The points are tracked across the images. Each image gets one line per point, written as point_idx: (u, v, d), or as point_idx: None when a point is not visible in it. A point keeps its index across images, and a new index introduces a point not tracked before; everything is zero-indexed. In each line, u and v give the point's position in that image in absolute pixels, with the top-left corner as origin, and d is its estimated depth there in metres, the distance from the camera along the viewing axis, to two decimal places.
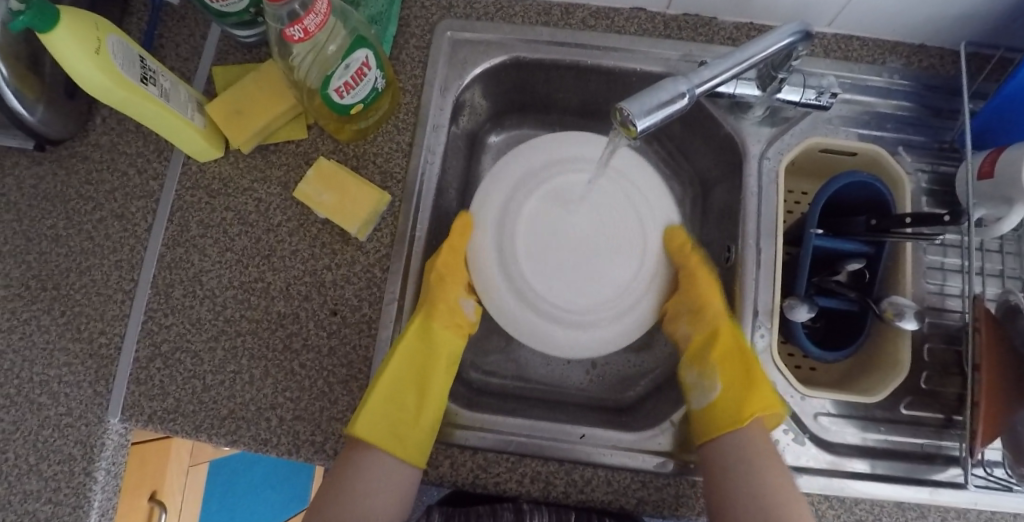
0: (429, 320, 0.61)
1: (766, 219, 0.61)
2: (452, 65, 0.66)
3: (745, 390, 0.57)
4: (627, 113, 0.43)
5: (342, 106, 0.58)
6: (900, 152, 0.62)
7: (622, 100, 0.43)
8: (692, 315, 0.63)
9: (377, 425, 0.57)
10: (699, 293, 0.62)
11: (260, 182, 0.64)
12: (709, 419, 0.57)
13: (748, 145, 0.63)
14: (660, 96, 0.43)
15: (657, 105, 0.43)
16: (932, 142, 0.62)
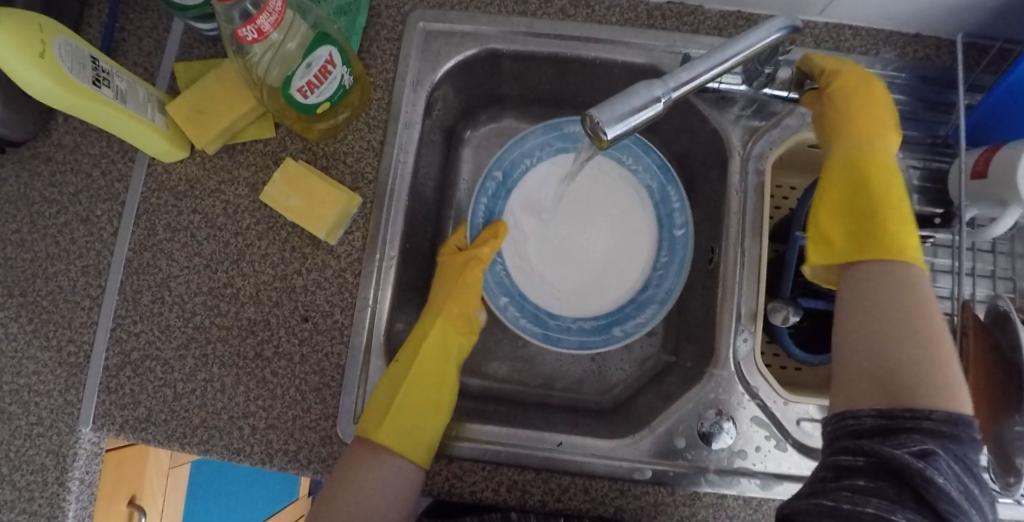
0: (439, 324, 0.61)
1: (751, 218, 0.59)
2: (425, 58, 0.63)
3: (874, 224, 0.51)
4: (597, 119, 0.40)
5: (308, 105, 0.56)
6: None
7: (592, 107, 0.40)
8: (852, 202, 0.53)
9: (391, 426, 0.55)
10: (867, 144, 0.54)
11: (227, 183, 0.61)
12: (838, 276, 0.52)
13: (733, 141, 0.60)
14: (632, 102, 0.41)
15: (629, 111, 0.41)
16: (925, 137, 0.60)
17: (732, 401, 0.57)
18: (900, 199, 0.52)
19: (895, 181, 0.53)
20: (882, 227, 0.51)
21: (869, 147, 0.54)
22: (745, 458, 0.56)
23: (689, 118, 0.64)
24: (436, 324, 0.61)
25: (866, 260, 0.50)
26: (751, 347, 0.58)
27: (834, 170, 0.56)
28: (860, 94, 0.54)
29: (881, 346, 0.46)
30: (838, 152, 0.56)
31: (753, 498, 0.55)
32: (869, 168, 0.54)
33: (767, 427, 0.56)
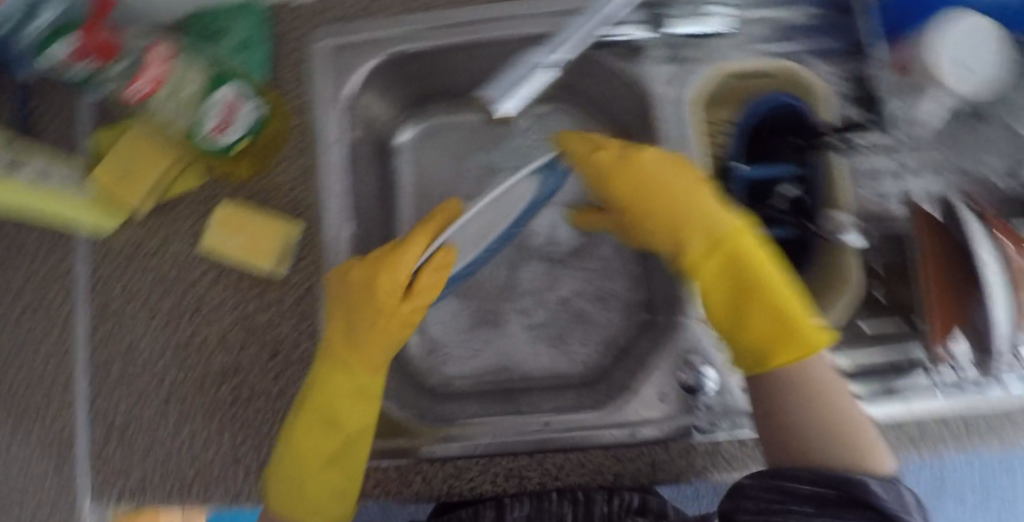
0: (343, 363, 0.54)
1: (690, 162, 0.59)
2: (337, 72, 0.63)
3: (741, 293, 0.50)
4: (492, 102, 0.45)
5: (227, 144, 0.57)
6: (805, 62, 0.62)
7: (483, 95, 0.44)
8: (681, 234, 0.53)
9: (300, 497, 0.51)
10: (735, 248, 0.50)
11: (171, 238, 0.61)
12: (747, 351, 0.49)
13: (655, 90, 0.60)
14: (517, 77, 0.44)
15: (513, 87, 0.44)
16: (831, 50, 0.62)
17: (706, 345, 0.57)
18: (773, 283, 0.48)
19: (766, 280, 0.48)
20: (748, 294, 0.49)
21: (720, 218, 0.51)
22: (730, 398, 0.56)
23: (609, 76, 0.64)
24: (340, 368, 0.53)
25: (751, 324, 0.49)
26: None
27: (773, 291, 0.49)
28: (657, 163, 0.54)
29: (778, 400, 0.46)
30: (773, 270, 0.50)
31: (745, 436, 0.55)
32: (727, 250, 0.50)
33: None
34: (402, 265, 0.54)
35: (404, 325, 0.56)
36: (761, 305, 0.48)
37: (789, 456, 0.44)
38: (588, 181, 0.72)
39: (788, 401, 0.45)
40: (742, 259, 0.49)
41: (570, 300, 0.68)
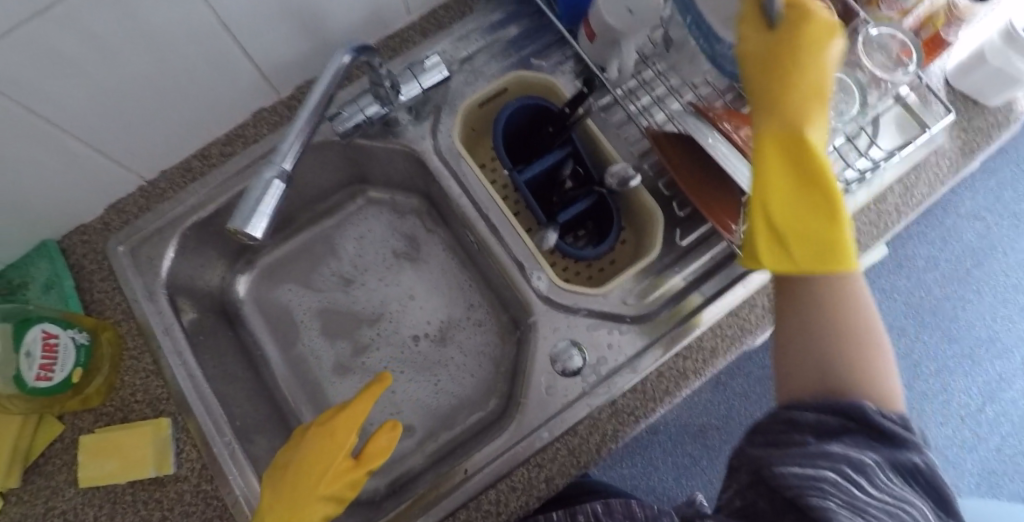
0: None
1: (475, 188, 0.65)
2: (142, 269, 0.65)
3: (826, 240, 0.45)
4: (239, 231, 0.43)
5: (61, 383, 0.58)
6: (533, 62, 0.70)
7: (229, 222, 0.44)
8: (805, 203, 0.46)
9: None
10: (800, 154, 0.45)
11: (51, 498, 0.60)
12: (780, 218, 0.46)
13: (418, 147, 0.67)
14: (251, 197, 0.44)
15: (256, 201, 0.44)
16: (543, 45, 0.71)
17: (566, 328, 0.62)
18: (823, 176, 0.44)
19: (820, 159, 0.44)
20: (826, 199, 0.45)
21: (800, 115, 0.45)
22: (608, 359, 0.60)
23: (380, 153, 0.70)
24: None
25: (819, 269, 0.44)
26: (548, 279, 0.62)
27: (772, 144, 0.46)
28: (791, 61, 0.46)
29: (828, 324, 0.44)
30: (767, 127, 0.46)
31: (635, 384, 0.59)
32: (813, 153, 0.45)
33: (604, 324, 0.62)
34: (346, 442, 0.59)
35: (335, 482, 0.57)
36: (812, 229, 0.45)
37: (811, 391, 0.43)
38: (419, 245, 0.77)
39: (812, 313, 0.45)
40: (801, 157, 0.45)
41: (452, 349, 0.73)
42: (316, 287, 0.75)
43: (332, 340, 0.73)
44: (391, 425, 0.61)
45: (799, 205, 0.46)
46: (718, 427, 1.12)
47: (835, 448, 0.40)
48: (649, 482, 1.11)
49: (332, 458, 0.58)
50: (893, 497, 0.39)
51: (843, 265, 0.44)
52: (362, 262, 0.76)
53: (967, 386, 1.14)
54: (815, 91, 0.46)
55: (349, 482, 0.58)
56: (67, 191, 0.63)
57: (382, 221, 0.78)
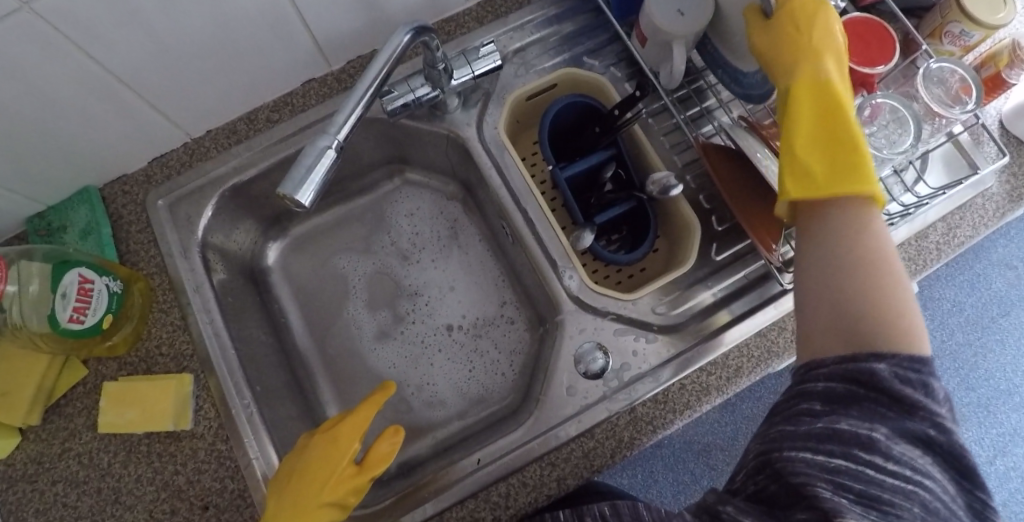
0: None
1: (515, 180, 0.64)
2: (179, 224, 0.66)
3: (844, 167, 0.48)
4: (288, 196, 0.43)
5: (91, 327, 0.58)
6: (586, 61, 0.70)
7: (279, 187, 0.44)
8: (820, 136, 0.50)
9: None
10: (820, 101, 0.50)
11: (69, 439, 0.61)
12: (807, 155, 0.49)
13: (463, 133, 0.67)
14: (303, 164, 0.44)
15: (307, 170, 0.44)
16: (599, 44, 0.70)
17: (591, 330, 0.61)
18: (842, 120, 0.49)
19: (842, 106, 0.50)
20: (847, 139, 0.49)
21: (817, 68, 0.51)
22: (631, 366, 0.60)
23: (423, 136, 0.70)
24: None
25: (843, 196, 0.46)
26: (580, 279, 0.62)
27: (803, 89, 0.51)
28: (814, 23, 0.52)
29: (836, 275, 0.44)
30: (793, 76, 0.51)
31: (657, 394, 0.58)
32: (829, 97, 0.50)
33: (631, 330, 0.61)
34: (349, 450, 0.58)
35: (339, 489, 0.57)
36: (837, 157, 0.48)
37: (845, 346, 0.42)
38: (450, 231, 0.77)
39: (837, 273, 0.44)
40: (822, 104, 0.50)
41: (473, 338, 0.73)
42: (345, 262, 0.76)
43: (355, 317, 0.74)
44: (394, 427, 0.61)
45: (819, 145, 0.49)
46: (723, 448, 1.11)
47: (844, 425, 0.39)
48: (647, 494, 1.11)
49: (337, 465, 0.57)
50: (911, 468, 0.38)
51: (864, 190, 0.46)
52: (392, 243, 0.77)
53: (979, 436, 1.13)
54: (831, 48, 0.52)
55: (354, 488, 0.58)
56: (115, 140, 0.64)
57: (417, 204, 0.78)
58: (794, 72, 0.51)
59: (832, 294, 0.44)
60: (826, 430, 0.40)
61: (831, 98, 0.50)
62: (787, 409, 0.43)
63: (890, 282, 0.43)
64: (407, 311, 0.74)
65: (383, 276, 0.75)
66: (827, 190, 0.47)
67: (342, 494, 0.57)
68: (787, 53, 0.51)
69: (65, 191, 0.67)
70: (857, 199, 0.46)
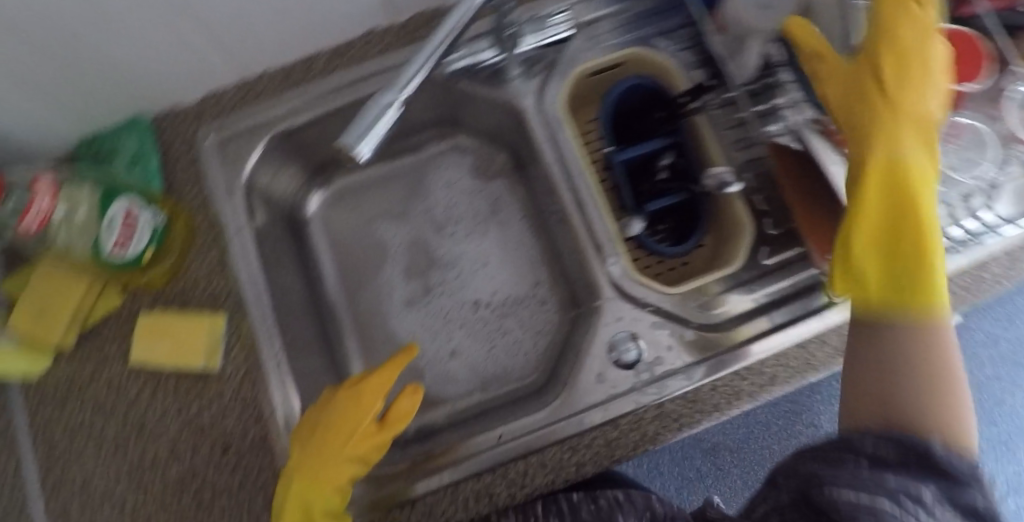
0: (290, 488, 0.54)
1: (569, 158, 0.63)
2: (227, 165, 0.65)
3: (917, 264, 0.44)
4: (346, 148, 0.42)
5: (132, 258, 0.58)
6: (656, 42, 0.67)
7: (338, 139, 0.42)
8: (889, 213, 0.46)
9: None
10: (891, 174, 0.45)
11: (100, 365, 0.62)
12: (863, 252, 0.46)
13: (520, 104, 0.65)
14: (365, 117, 0.43)
15: (368, 125, 0.43)
16: (671, 26, 0.68)
17: (628, 320, 0.60)
18: (923, 213, 0.45)
19: (919, 184, 0.45)
20: (919, 241, 0.44)
21: (892, 151, 0.46)
22: (665, 361, 0.58)
23: (479, 102, 0.68)
24: (294, 486, 0.54)
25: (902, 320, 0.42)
26: (623, 265, 0.61)
27: (876, 176, 0.46)
28: (904, 84, 0.47)
29: (887, 362, 0.40)
30: (870, 154, 0.46)
31: (687, 393, 0.57)
32: (901, 181, 0.45)
33: (669, 325, 0.60)
34: (370, 408, 0.59)
35: (359, 444, 0.57)
36: (914, 265, 0.45)
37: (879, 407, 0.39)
38: (492, 203, 0.76)
39: (903, 369, 0.40)
40: (892, 179, 0.45)
41: (503, 312, 0.72)
42: (384, 222, 0.75)
43: (388, 277, 0.74)
44: (414, 388, 0.61)
45: (883, 253, 0.46)
46: (733, 451, 1.10)
47: (892, 482, 0.34)
48: (651, 487, 1.10)
49: (360, 420, 0.58)
50: None
51: (934, 314, 0.42)
52: (433, 208, 0.76)
53: (998, 473, 1.10)
54: (920, 116, 0.47)
55: (376, 444, 0.58)
56: (172, 72, 0.63)
57: (462, 170, 0.77)
58: (872, 149, 0.46)
59: (880, 354, 0.41)
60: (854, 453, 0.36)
61: (903, 176, 0.45)
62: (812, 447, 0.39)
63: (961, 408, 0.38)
64: (441, 278, 0.73)
65: (420, 240, 0.75)
66: (879, 306, 0.44)
67: (364, 448, 0.57)
68: (868, 134, 0.47)
69: (117, 117, 0.67)
70: (917, 325, 0.41)
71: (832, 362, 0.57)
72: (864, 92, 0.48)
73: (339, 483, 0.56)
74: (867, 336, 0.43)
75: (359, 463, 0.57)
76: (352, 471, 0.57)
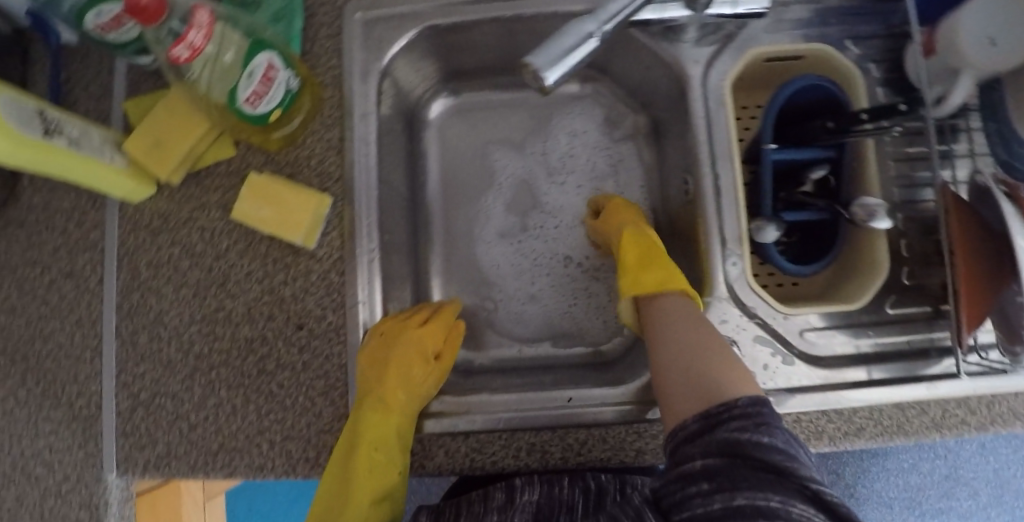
0: (370, 410, 0.57)
1: (719, 142, 0.59)
2: (369, 46, 0.62)
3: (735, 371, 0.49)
4: (534, 70, 0.39)
5: (259, 115, 0.55)
6: (848, 46, 0.62)
7: (527, 55, 0.39)
8: (686, 374, 0.51)
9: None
10: (665, 334, 0.55)
11: (199, 210, 0.62)
12: (668, 379, 0.52)
13: (687, 69, 0.60)
14: (566, 41, 0.39)
15: (564, 50, 0.39)
16: (870, 32, 0.62)
17: (732, 326, 0.57)
18: (691, 319, 0.55)
19: (693, 342, 0.53)
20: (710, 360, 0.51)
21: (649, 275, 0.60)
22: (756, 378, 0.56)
23: (639, 53, 0.64)
24: (373, 408, 0.57)
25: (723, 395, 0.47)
26: (742, 269, 0.58)
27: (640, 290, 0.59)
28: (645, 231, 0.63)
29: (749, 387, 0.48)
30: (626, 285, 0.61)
31: None
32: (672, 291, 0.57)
33: (771, 344, 0.57)
34: (431, 344, 0.62)
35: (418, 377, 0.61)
36: (700, 359, 0.51)
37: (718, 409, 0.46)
38: (613, 163, 0.72)
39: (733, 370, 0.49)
40: (664, 337, 0.55)
41: (593, 275, 0.70)
42: (499, 149, 0.73)
43: (488, 206, 0.72)
44: (456, 324, 0.65)
45: (698, 381, 0.50)
46: None
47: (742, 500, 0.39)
48: None
49: (424, 353, 0.61)
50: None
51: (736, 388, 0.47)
52: (552, 149, 0.73)
53: None
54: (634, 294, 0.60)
55: (438, 375, 0.62)
56: None
57: (592, 120, 0.73)
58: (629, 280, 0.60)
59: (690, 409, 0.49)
60: (735, 500, 0.40)
61: (674, 341, 0.54)
62: (730, 427, 0.44)
63: (736, 375, 0.49)
64: (540, 223, 0.71)
65: (530, 178, 0.72)
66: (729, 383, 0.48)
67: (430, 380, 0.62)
68: (637, 250, 0.62)
69: None
70: (727, 389, 0.48)
71: (925, 433, 0.55)
72: (637, 248, 0.62)
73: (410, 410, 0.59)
74: (669, 397, 0.51)
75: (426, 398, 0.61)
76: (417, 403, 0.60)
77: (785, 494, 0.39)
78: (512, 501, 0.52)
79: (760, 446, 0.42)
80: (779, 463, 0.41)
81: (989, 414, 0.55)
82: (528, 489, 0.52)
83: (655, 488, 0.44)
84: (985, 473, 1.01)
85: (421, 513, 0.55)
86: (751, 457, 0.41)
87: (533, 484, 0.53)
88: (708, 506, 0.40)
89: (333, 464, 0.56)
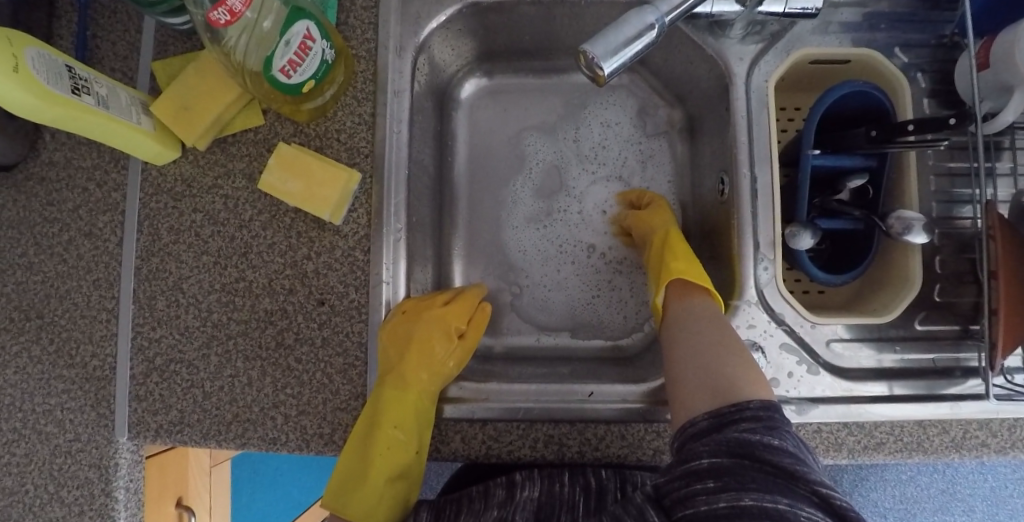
0: (387, 387, 0.57)
1: (759, 144, 0.57)
2: (406, 21, 0.61)
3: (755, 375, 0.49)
4: (590, 57, 0.38)
5: (293, 85, 0.54)
6: (897, 53, 0.60)
7: (584, 43, 0.38)
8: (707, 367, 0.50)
9: (377, 500, 0.56)
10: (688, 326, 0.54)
11: (224, 177, 0.60)
12: (685, 370, 0.51)
13: (732, 66, 0.59)
14: (624, 32, 0.38)
15: (624, 41, 0.38)
16: (922, 39, 0.60)
17: (760, 331, 0.57)
18: (716, 317, 0.54)
19: (721, 339, 0.52)
20: (733, 361, 0.50)
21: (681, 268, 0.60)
22: (778, 385, 0.56)
23: (682, 48, 0.62)
24: (390, 385, 0.57)
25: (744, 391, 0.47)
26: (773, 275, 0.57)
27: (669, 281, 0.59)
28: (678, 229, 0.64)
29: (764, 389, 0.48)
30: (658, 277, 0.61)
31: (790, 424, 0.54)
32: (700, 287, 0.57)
33: (797, 353, 0.56)
34: (454, 326, 0.62)
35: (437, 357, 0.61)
36: (722, 354, 0.51)
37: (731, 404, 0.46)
38: (643, 157, 0.71)
39: (751, 371, 0.49)
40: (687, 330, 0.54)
41: (616, 268, 0.69)
42: (528, 135, 0.71)
43: (514, 192, 0.71)
44: (486, 313, 0.65)
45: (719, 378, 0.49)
46: None
47: (750, 499, 0.38)
48: None
49: (445, 334, 0.61)
50: None
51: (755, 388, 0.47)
52: (583, 140, 0.71)
53: None
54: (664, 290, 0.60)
55: (459, 356, 0.62)
56: None
57: (625, 111, 0.71)
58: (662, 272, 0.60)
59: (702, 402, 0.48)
60: (742, 500, 0.38)
61: (698, 334, 0.53)
62: (741, 428, 0.43)
63: (755, 377, 0.49)
64: (566, 212, 0.70)
65: (559, 166, 0.71)
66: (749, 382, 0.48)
67: (452, 363, 0.62)
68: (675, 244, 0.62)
69: None
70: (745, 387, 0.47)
71: (943, 452, 0.55)
72: (674, 244, 0.62)
73: (428, 391, 0.59)
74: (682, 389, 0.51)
75: (446, 380, 0.61)
76: (437, 385, 0.60)
77: (793, 498, 0.38)
78: (513, 497, 0.51)
79: (771, 449, 0.41)
80: (790, 467, 0.40)
81: (1010, 438, 0.55)
82: (529, 485, 0.52)
83: (660, 485, 0.43)
84: (982, 490, 1.01)
85: (421, 508, 0.53)
86: (762, 459, 0.40)
87: (536, 479, 0.52)
88: (713, 505, 0.39)
89: (353, 445, 0.56)
